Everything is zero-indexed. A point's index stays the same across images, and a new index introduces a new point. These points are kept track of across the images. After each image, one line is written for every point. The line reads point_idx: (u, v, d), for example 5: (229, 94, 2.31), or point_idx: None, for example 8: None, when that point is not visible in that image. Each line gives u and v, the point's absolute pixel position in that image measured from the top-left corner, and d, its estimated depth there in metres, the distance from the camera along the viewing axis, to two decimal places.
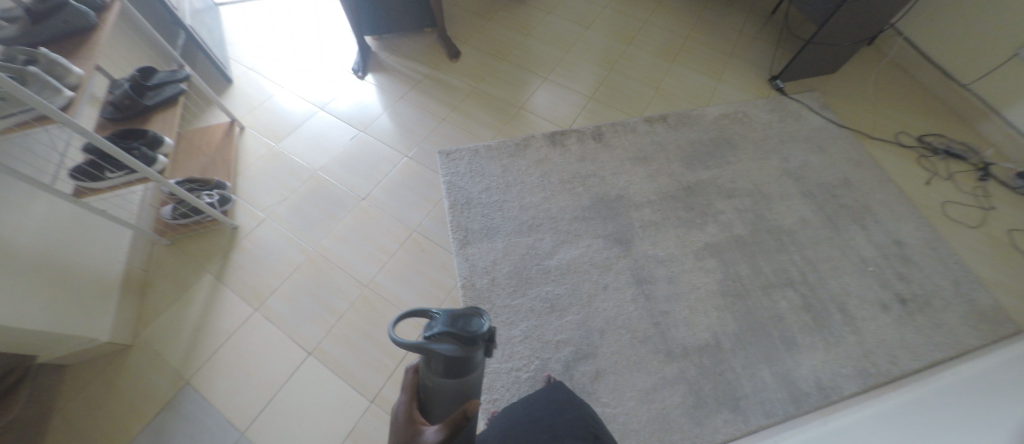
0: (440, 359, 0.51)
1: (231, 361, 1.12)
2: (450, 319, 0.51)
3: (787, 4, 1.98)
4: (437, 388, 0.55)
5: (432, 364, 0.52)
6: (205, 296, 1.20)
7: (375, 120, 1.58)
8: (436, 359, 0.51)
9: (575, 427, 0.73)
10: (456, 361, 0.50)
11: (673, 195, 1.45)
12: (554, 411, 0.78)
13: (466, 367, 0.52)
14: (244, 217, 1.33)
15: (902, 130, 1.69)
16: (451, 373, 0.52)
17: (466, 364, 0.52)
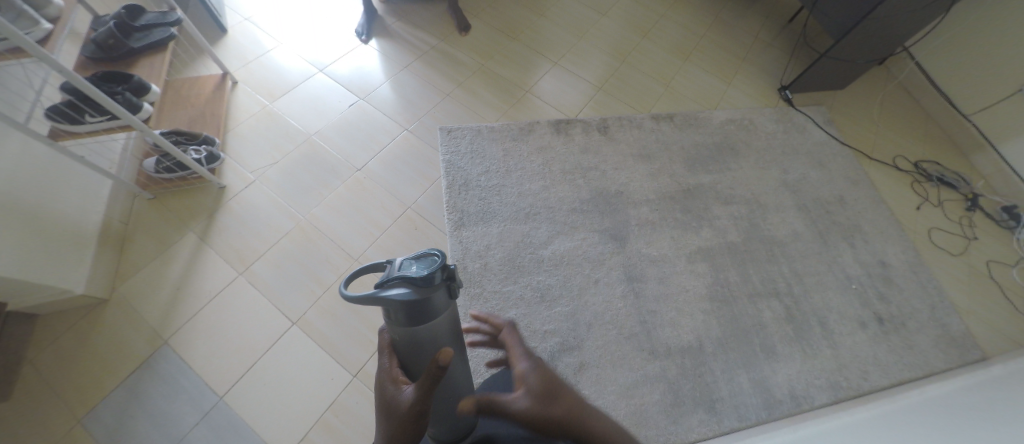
0: (398, 308, 0.50)
1: (210, 323, 1.09)
2: (401, 268, 0.51)
3: (804, 13, 1.96)
4: (408, 340, 0.53)
5: (392, 315, 0.51)
6: (188, 255, 1.16)
7: (376, 89, 1.52)
8: (397, 311, 0.50)
9: None
10: (414, 307, 0.49)
11: (672, 195, 1.45)
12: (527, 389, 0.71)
13: (429, 312, 0.51)
14: (232, 177, 1.28)
15: (900, 154, 1.73)
16: (414, 320, 0.51)
17: (429, 307, 0.51)
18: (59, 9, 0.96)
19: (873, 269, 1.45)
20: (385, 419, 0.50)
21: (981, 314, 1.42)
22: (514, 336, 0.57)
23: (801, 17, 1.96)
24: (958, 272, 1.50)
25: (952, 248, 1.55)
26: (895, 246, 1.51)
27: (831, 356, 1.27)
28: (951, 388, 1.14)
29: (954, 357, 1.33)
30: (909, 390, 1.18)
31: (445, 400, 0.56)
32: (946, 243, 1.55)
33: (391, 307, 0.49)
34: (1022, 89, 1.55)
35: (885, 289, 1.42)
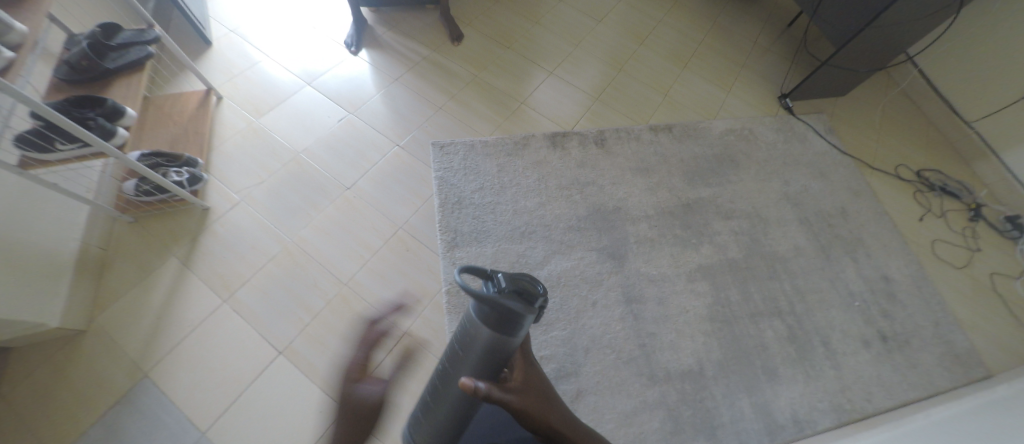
0: (496, 314, 0.56)
1: (193, 355, 1.05)
2: (517, 279, 0.57)
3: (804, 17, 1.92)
4: (484, 343, 0.58)
5: (490, 315, 0.56)
6: (170, 282, 1.12)
7: (366, 102, 1.47)
8: (494, 313, 0.56)
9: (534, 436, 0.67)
10: (512, 320, 0.55)
11: (672, 211, 1.41)
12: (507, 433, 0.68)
13: (515, 329, 0.57)
14: (217, 198, 1.24)
15: (903, 163, 1.69)
16: (506, 328, 0.56)
17: (517, 327, 0.56)
18: (22, 33, 0.90)
19: (876, 285, 1.42)
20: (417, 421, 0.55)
21: (985, 329, 1.40)
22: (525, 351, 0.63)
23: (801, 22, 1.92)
24: (961, 286, 1.48)
25: (956, 260, 1.52)
26: (899, 260, 1.48)
27: (833, 377, 1.24)
28: (957, 410, 1.12)
29: (958, 375, 1.30)
30: (914, 413, 1.16)
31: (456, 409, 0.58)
32: (949, 256, 1.53)
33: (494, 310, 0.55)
34: None
35: (888, 305, 1.39)
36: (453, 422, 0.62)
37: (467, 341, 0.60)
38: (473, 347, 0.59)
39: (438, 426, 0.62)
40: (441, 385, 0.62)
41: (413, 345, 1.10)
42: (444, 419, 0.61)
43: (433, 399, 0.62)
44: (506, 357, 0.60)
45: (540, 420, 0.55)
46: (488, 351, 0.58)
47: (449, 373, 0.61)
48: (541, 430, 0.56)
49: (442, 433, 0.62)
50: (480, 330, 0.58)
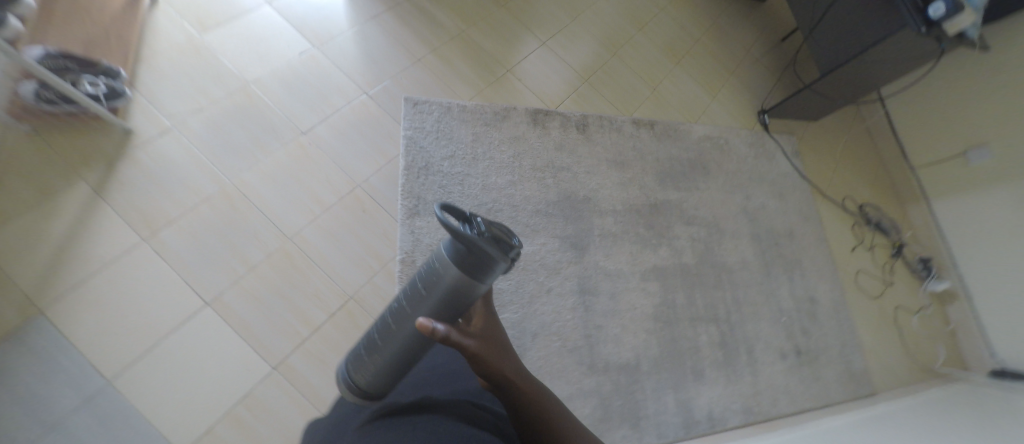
0: (468, 257, 0.45)
1: (99, 295, 0.94)
2: (496, 225, 0.45)
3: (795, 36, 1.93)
4: (447, 288, 0.48)
5: (460, 260, 0.45)
6: (77, 210, 0.98)
7: (335, 38, 1.32)
8: (467, 259, 0.45)
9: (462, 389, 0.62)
10: (487, 266, 0.45)
11: (639, 209, 1.41)
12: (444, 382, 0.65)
13: (486, 275, 0.46)
14: (142, 120, 1.09)
15: (850, 194, 1.81)
16: (474, 276, 0.46)
17: (490, 273, 0.46)
18: None
19: (804, 304, 1.54)
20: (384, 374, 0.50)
21: (881, 354, 1.58)
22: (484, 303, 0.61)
23: (792, 40, 1.93)
24: (871, 313, 1.64)
25: (872, 290, 1.68)
26: (827, 284, 1.60)
27: (749, 382, 1.35)
28: (845, 421, 1.26)
29: (850, 391, 1.47)
30: (809, 421, 1.30)
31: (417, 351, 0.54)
32: (868, 286, 1.68)
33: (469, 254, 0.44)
34: (966, 154, 1.65)
35: (808, 323, 1.52)
36: (408, 357, 0.56)
37: (428, 281, 0.49)
38: (435, 289, 0.49)
39: (387, 363, 0.56)
40: (394, 324, 0.53)
41: (358, 310, 1.05)
42: (392, 358, 0.55)
43: (385, 335, 0.54)
44: (473, 300, 0.51)
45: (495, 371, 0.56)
46: (453, 294, 0.48)
47: (405, 313, 0.52)
48: (495, 378, 0.56)
49: (393, 368, 0.56)
50: (446, 272, 0.47)
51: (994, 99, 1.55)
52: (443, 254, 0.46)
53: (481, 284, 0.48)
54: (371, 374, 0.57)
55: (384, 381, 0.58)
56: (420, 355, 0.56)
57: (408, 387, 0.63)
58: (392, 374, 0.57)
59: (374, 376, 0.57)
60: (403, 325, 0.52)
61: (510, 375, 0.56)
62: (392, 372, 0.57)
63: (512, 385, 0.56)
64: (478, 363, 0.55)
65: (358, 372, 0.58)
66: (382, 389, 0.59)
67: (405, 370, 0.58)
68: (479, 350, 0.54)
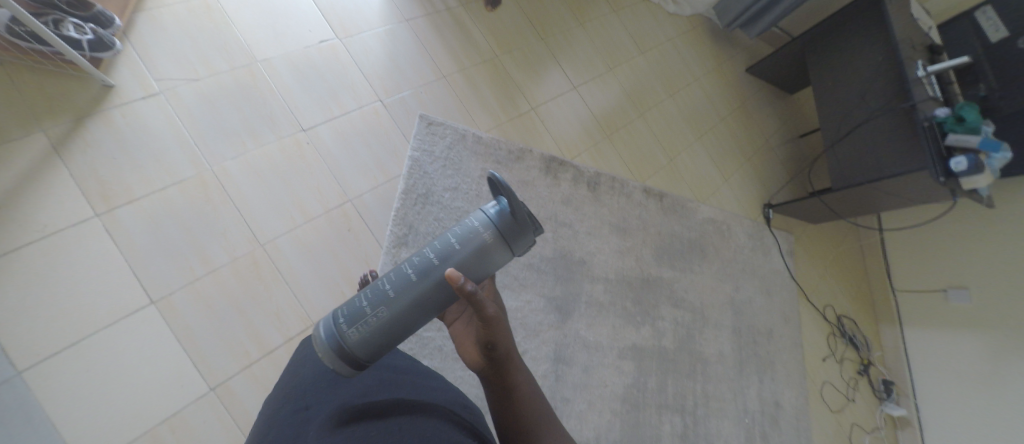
0: (510, 221, 0.56)
1: (30, 270, 0.82)
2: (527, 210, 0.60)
3: (806, 140, 2.04)
4: (478, 246, 0.56)
5: (501, 224, 0.56)
6: (28, 165, 0.86)
7: (362, 33, 1.23)
8: (507, 223, 0.56)
9: (440, 397, 0.56)
10: (522, 232, 0.56)
11: (630, 281, 1.37)
12: (417, 384, 0.58)
13: (514, 245, 0.57)
14: (126, 76, 0.97)
15: (832, 304, 1.83)
16: (506, 242, 0.57)
17: (518, 244, 0.58)
18: None
19: (769, 408, 1.50)
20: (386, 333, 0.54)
21: None
22: (494, 282, 0.64)
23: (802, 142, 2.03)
24: (829, 427, 1.63)
25: (834, 404, 1.67)
26: (793, 390, 1.58)
27: None
28: None
29: None
30: None
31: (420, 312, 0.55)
32: (831, 399, 1.68)
33: (514, 216, 0.56)
34: (946, 291, 1.68)
35: (770, 428, 1.48)
36: (413, 314, 0.55)
37: (464, 236, 0.56)
38: (471, 243, 0.56)
39: (392, 318, 0.54)
40: (417, 275, 0.55)
41: None
42: (393, 316, 0.54)
43: (403, 286, 0.54)
44: (491, 268, 0.58)
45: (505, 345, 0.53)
46: (485, 252, 0.56)
47: (428, 268, 0.55)
48: (500, 354, 0.53)
49: (393, 326, 0.54)
50: (486, 231, 0.57)
51: (979, 246, 1.60)
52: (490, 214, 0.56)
53: (505, 253, 0.58)
54: (367, 331, 0.53)
55: (375, 344, 0.54)
56: (422, 319, 0.57)
57: (374, 381, 0.55)
58: (387, 335, 0.54)
59: (369, 333, 0.53)
60: (426, 275, 0.55)
61: (511, 354, 0.54)
62: (388, 333, 0.55)
63: (508, 365, 0.54)
64: (489, 333, 0.52)
65: (349, 327, 0.53)
66: (369, 354, 0.54)
67: (401, 336, 0.55)
68: (497, 318, 0.52)
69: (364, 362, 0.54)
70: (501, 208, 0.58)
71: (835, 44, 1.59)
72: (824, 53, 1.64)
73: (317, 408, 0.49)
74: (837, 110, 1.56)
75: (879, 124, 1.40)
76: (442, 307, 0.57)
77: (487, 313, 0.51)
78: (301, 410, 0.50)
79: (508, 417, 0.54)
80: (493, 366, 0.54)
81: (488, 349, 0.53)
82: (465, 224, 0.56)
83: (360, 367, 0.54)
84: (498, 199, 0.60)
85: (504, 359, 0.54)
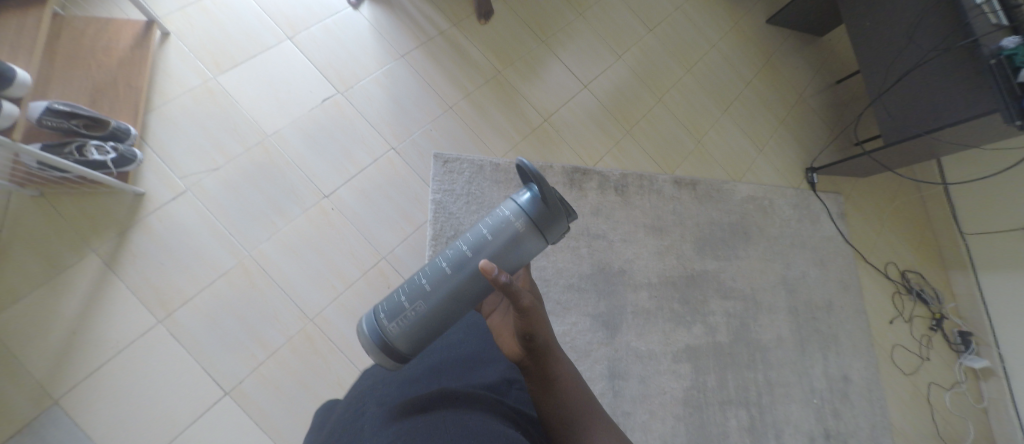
0: (542, 208, 0.58)
1: (113, 385, 0.88)
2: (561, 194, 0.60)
3: (843, 86, 1.89)
4: (511, 234, 0.59)
5: (533, 210, 0.58)
6: (88, 286, 0.92)
7: (361, 81, 1.21)
8: (538, 209, 0.58)
9: (485, 382, 0.65)
10: (555, 221, 0.58)
11: (674, 281, 1.33)
12: (462, 375, 0.67)
13: (547, 233, 0.59)
14: (154, 181, 1.00)
15: (893, 260, 1.73)
16: (538, 230, 0.59)
17: (551, 231, 0.59)
18: None
19: (837, 384, 1.44)
20: (425, 325, 0.60)
21: (909, 434, 1.50)
22: (530, 272, 0.73)
23: (838, 89, 1.88)
24: (905, 391, 1.56)
25: (907, 366, 1.59)
26: (861, 360, 1.51)
27: None
28: None
29: None
30: None
31: (457, 304, 0.61)
32: (902, 361, 1.60)
33: (545, 203, 0.57)
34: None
35: (840, 404, 1.42)
36: (449, 306, 0.60)
37: (495, 227, 0.59)
38: (501, 234, 0.59)
39: (428, 311, 0.60)
40: (451, 270, 0.60)
41: None
42: (430, 309, 0.60)
43: (437, 279, 0.60)
44: (525, 258, 0.61)
45: (540, 334, 0.59)
46: (517, 242, 0.59)
47: (461, 263, 0.59)
48: (537, 341, 0.60)
49: (430, 319, 0.60)
50: (517, 222, 0.59)
51: None
52: (521, 203, 0.58)
53: (538, 241, 0.61)
54: (406, 325, 0.60)
55: (414, 336, 0.61)
56: (458, 312, 0.62)
57: (421, 382, 0.64)
58: (425, 327, 0.61)
59: (409, 325, 0.60)
60: (459, 267, 0.60)
61: (547, 344, 0.61)
62: (427, 327, 0.61)
63: (545, 353, 0.61)
64: (525, 323, 0.58)
65: (391, 321, 0.60)
66: (408, 344, 0.61)
67: (439, 327, 0.62)
68: (532, 307, 0.58)
69: (406, 353, 0.62)
70: (533, 196, 0.59)
71: None
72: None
73: (374, 401, 0.58)
74: (880, 55, 1.42)
75: (934, 68, 1.27)
76: (477, 300, 0.62)
77: (521, 304, 0.57)
78: (363, 404, 0.59)
79: (550, 409, 0.60)
80: (530, 353, 0.61)
81: (526, 338, 0.60)
82: (495, 215, 0.59)
83: (404, 357, 0.62)
84: (529, 187, 0.61)
85: (540, 348, 0.60)
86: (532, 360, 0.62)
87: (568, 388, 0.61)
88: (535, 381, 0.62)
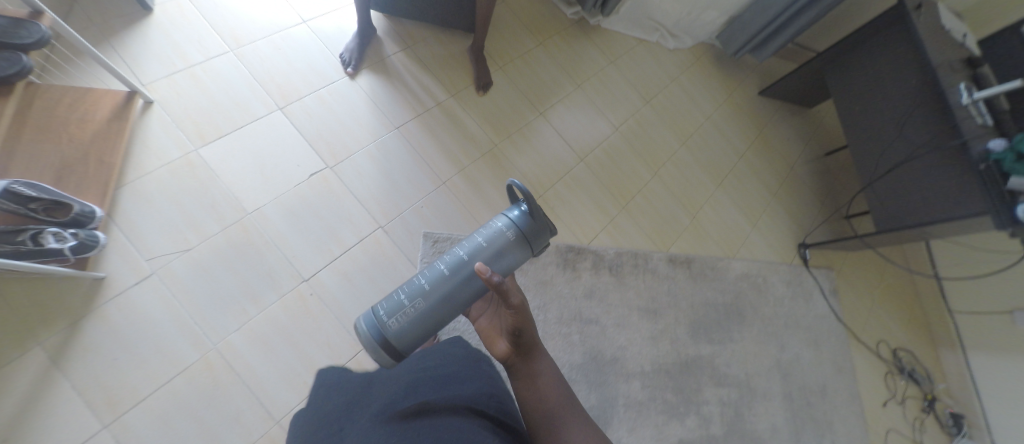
0: (528, 223, 0.73)
1: None
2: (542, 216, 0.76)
3: (832, 158, 1.92)
4: (503, 242, 0.72)
5: (520, 224, 0.73)
6: (29, 386, 0.83)
7: (351, 155, 1.17)
8: (524, 224, 0.73)
9: (470, 390, 0.60)
10: (537, 234, 0.72)
11: (668, 368, 1.29)
12: (446, 381, 0.62)
13: (529, 246, 0.73)
14: (119, 264, 0.93)
15: (884, 337, 1.70)
16: (523, 241, 0.73)
17: (532, 244, 0.73)
18: None
19: None
20: (422, 320, 0.69)
21: None
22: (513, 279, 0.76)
23: (828, 162, 1.91)
24: None
25: None
26: None
27: None
28: None
29: None
30: None
31: (450, 302, 0.71)
32: None
33: (532, 217, 0.72)
34: (1012, 314, 1.52)
35: None
36: (445, 304, 0.70)
37: (488, 237, 0.72)
38: (494, 242, 0.72)
39: (426, 310, 0.69)
40: (448, 272, 0.71)
41: None
42: (428, 305, 0.69)
43: (435, 280, 0.70)
44: (510, 266, 0.73)
45: (528, 330, 0.66)
46: (506, 249, 0.72)
47: (457, 267, 0.71)
48: (524, 337, 0.66)
49: (426, 315, 0.69)
50: (507, 233, 0.73)
51: None
52: (511, 218, 0.72)
53: (522, 253, 0.74)
54: (405, 320, 0.68)
55: (410, 331, 0.69)
56: (451, 312, 0.72)
57: (401, 390, 0.59)
58: (420, 325, 0.69)
59: (407, 320, 0.69)
60: (456, 270, 0.71)
61: (532, 341, 0.67)
62: (422, 323, 0.70)
63: (531, 350, 0.67)
64: (516, 320, 0.65)
65: (390, 319, 0.68)
66: (404, 340, 0.69)
67: (433, 324, 0.71)
68: (522, 306, 0.65)
69: (401, 348, 0.69)
70: (519, 215, 0.74)
71: (863, 71, 1.50)
72: (845, 83, 1.56)
73: (361, 411, 0.56)
74: (870, 143, 1.45)
75: (924, 162, 1.28)
76: (467, 302, 0.72)
77: (512, 301, 0.64)
78: (350, 413, 0.57)
79: (531, 401, 0.63)
80: (518, 350, 0.67)
81: (515, 333, 0.66)
82: (490, 225, 0.72)
83: (398, 352, 0.69)
84: (516, 209, 0.76)
85: (527, 345, 0.67)
86: (518, 356, 0.67)
87: (550, 385, 0.64)
88: (518, 375, 0.66)
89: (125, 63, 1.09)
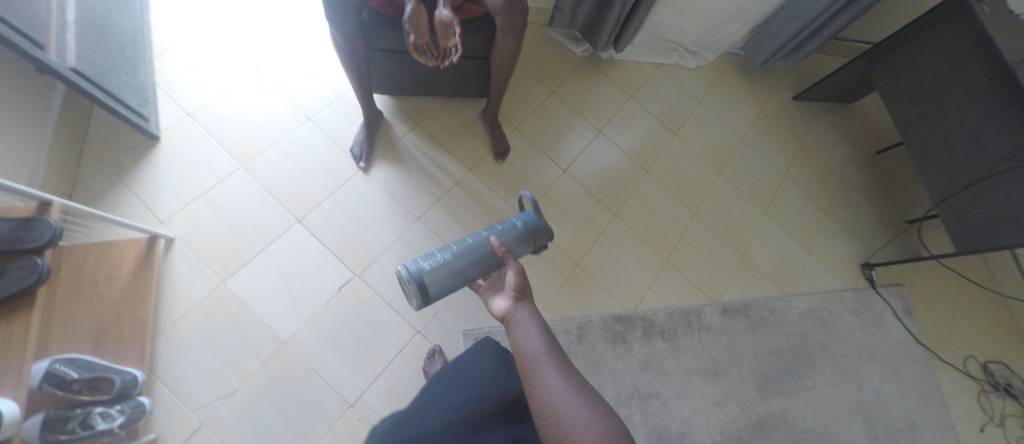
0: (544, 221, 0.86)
1: None
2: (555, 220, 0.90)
3: (884, 155, 1.75)
4: (520, 228, 0.85)
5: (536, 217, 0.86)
6: None
7: (377, 258, 1.13)
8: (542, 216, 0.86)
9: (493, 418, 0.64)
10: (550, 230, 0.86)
11: (739, 434, 1.19)
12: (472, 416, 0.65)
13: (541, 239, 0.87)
14: (169, 422, 0.92)
15: (972, 351, 1.53)
16: (536, 232, 0.86)
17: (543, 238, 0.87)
18: None
19: None
20: (447, 277, 0.80)
21: None
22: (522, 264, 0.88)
23: (880, 161, 1.74)
24: None
25: None
26: None
27: None
28: None
29: None
30: None
31: (472, 268, 0.81)
32: None
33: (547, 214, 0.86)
34: None
35: None
36: (470, 268, 0.81)
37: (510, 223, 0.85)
38: (514, 232, 0.84)
39: (452, 271, 0.80)
40: (474, 247, 0.82)
41: None
42: (455, 265, 0.80)
43: (465, 249, 0.81)
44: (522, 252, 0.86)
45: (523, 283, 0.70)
46: (523, 239, 0.85)
47: (483, 243, 0.82)
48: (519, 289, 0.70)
49: (455, 274, 0.80)
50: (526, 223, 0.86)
51: None
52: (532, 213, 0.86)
53: (533, 243, 0.87)
54: (435, 274, 0.79)
55: (436, 284, 0.79)
56: (470, 279, 0.82)
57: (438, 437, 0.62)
58: (444, 282, 0.80)
59: (442, 270, 0.80)
60: (481, 244, 0.82)
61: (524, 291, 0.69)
62: (445, 281, 0.80)
63: (524, 301, 0.69)
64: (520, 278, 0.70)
65: (427, 268, 0.78)
66: (433, 289, 0.80)
67: (453, 283, 0.81)
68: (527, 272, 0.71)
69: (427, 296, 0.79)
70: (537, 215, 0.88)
71: (914, 72, 1.35)
72: (898, 84, 1.39)
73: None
74: (937, 155, 1.30)
75: (1012, 176, 1.15)
76: (483, 273, 0.83)
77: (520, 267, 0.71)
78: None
79: (519, 345, 0.63)
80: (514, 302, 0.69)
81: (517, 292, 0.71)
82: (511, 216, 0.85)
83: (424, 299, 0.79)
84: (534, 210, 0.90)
85: (519, 294, 0.70)
86: (515, 305, 0.69)
87: (534, 335, 0.62)
88: (511, 325, 0.67)
89: (141, 201, 1.07)
